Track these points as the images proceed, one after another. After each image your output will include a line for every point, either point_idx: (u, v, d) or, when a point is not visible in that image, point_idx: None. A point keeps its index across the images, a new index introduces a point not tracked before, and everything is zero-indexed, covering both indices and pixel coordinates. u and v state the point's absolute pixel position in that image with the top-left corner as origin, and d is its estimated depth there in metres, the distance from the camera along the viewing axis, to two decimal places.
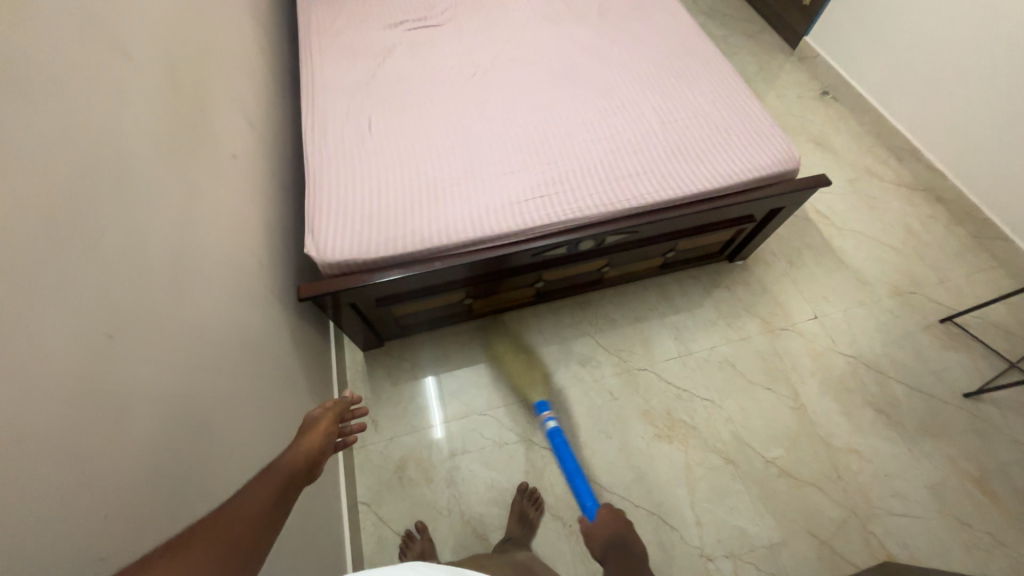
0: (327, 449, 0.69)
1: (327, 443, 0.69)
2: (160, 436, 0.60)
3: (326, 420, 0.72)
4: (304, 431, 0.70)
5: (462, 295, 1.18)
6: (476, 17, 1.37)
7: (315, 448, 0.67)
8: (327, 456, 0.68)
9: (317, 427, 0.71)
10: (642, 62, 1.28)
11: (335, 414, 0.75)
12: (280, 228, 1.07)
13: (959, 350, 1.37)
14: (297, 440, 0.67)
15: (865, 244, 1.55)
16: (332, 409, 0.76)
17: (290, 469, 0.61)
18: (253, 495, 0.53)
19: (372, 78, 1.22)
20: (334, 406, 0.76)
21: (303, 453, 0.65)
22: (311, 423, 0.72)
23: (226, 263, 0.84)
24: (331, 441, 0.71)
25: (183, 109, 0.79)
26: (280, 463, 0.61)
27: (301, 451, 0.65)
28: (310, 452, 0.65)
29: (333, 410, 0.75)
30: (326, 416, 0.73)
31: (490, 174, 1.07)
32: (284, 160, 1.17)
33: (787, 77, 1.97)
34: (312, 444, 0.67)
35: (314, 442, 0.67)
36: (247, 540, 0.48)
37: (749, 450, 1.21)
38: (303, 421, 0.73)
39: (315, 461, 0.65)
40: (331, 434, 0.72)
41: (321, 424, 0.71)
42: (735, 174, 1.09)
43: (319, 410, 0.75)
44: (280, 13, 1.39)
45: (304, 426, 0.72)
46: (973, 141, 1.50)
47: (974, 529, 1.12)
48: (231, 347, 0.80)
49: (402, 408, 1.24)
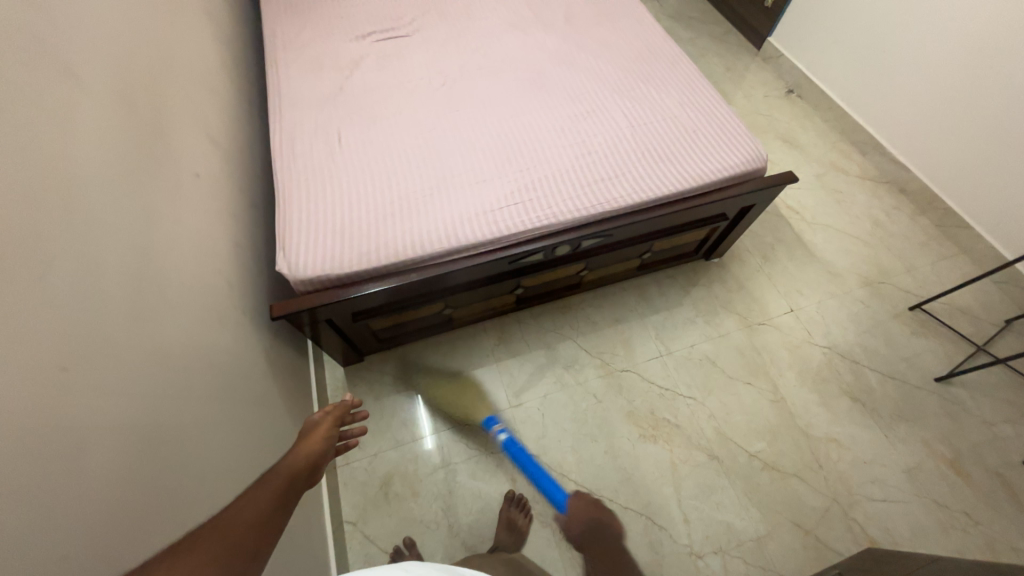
0: (328, 452, 0.71)
1: (327, 447, 0.70)
2: (125, 464, 0.58)
3: (326, 424, 0.73)
4: (304, 436, 0.71)
5: (441, 305, 1.17)
6: (444, 26, 1.38)
7: (315, 452, 0.68)
8: (327, 460, 0.69)
9: (317, 432, 0.72)
10: (609, 67, 1.30)
11: (335, 418, 0.76)
12: (251, 246, 1.05)
13: (928, 336, 1.41)
14: (296, 444, 0.68)
15: (834, 237, 1.60)
16: (333, 413, 0.77)
17: (289, 473, 0.62)
18: (250, 504, 0.53)
19: (340, 90, 1.21)
20: (334, 410, 0.77)
21: (303, 457, 0.66)
22: (310, 427, 0.73)
23: (193, 284, 0.82)
24: (332, 445, 0.72)
25: (138, 127, 0.77)
26: (279, 467, 0.62)
27: (301, 455, 0.66)
28: (310, 456, 0.66)
29: (333, 414, 0.76)
30: (326, 420, 0.74)
31: (463, 183, 1.07)
32: (253, 177, 1.15)
33: (753, 77, 2.02)
34: (311, 448, 0.68)
35: (314, 447, 0.68)
36: (251, 543, 0.48)
37: (733, 445, 1.22)
38: (303, 426, 0.74)
39: (317, 464, 0.67)
40: (331, 438, 0.73)
41: (320, 429, 0.72)
42: (704, 174, 1.11)
43: (319, 415, 0.76)
44: (243, 28, 1.38)
45: (304, 431, 0.72)
46: (931, 133, 1.56)
47: (950, 510, 1.16)
48: (200, 371, 0.78)
49: (385, 423, 1.22)
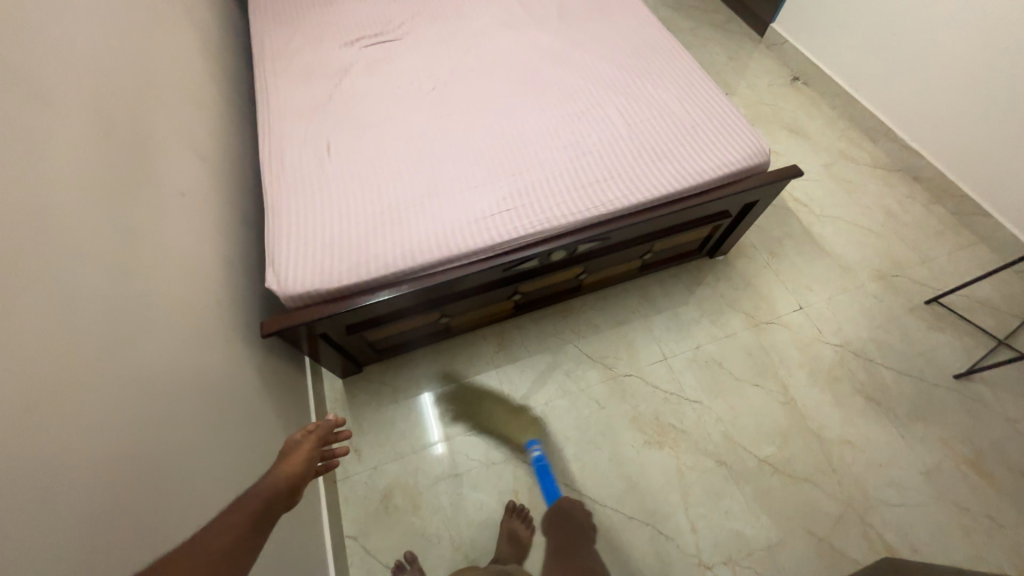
0: (305, 477, 0.66)
1: (305, 473, 0.66)
2: (107, 494, 0.56)
3: (308, 445, 0.69)
4: (283, 458, 0.67)
5: (437, 314, 1.15)
6: (435, 28, 1.35)
7: (289, 482, 0.63)
8: (303, 487, 0.65)
9: (296, 455, 0.67)
10: (604, 63, 1.26)
11: (316, 439, 0.71)
12: (242, 262, 1.04)
13: (946, 330, 1.35)
14: (271, 471, 0.63)
15: (845, 230, 1.54)
16: (315, 432, 0.73)
17: (257, 509, 0.56)
18: (203, 549, 0.48)
19: (330, 98, 1.19)
20: (317, 430, 0.73)
21: (278, 485, 0.61)
22: (291, 449, 0.69)
23: (178, 306, 0.80)
24: (312, 469, 0.68)
25: (116, 147, 0.75)
26: (248, 499, 0.57)
27: (273, 485, 0.61)
28: (285, 486, 0.62)
29: (315, 434, 0.72)
30: (307, 440, 0.70)
31: (454, 190, 1.04)
32: (243, 191, 1.14)
33: (757, 65, 1.96)
34: (288, 473, 0.64)
35: (291, 473, 0.64)
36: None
37: (740, 449, 1.19)
38: (284, 445, 0.70)
39: (291, 494, 0.62)
40: (312, 462, 0.68)
41: (300, 452, 0.68)
42: (704, 172, 1.07)
43: (301, 434, 0.72)
44: (232, 39, 1.36)
45: (283, 453, 0.68)
46: (945, 117, 1.50)
47: (972, 513, 1.11)
48: (188, 394, 0.77)
49: (385, 435, 1.21)
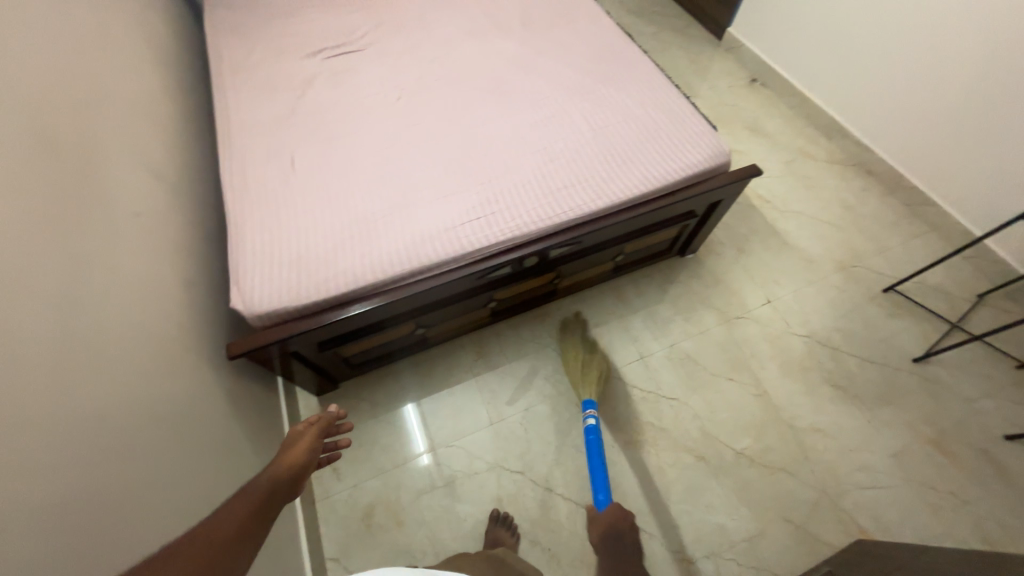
0: (310, 464, 0.70)
1: (310, 459, 0.70)
2: (60, 532, 0.53)
3: (309, 436, 0.72)
4: (286, 449, 0.70)
5: (411, 326, 1.13)
6: (399, 38, 1.34)
7: (295, 468, 0.67)
8: (308, 473, 0.69)
9: (300, 443, 0.71)
10: (568, 69, 1.27)
11: (319, 429, 0.76)
12: (206, 283, 1.01)
13: (904, 316, 1.41)
14: (276, 458, 0.67)
15: (807, 224, 1.60)
16: (316, 424, 0.76)
17: (266, 491, 0.60)
18: (222, 523, 0.52)
19: (292, 111, 1.17)
20: (318, 422, 0.77)
21: (281, 476, 0.64)
22: (293, 440, 0.72)
23: (135, 334, 0.77)
24: (313, 461, 0.71)
25: (61, 171, 0.71)
26: (256, 485, 0.60)
27: (280, 471, 0.65)
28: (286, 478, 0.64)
29: (316, 426, 0.75)
30: (309, 432, 0.73)
31: (423, 200, 1.03)
32: (205, 209, 1.11)
33: (717, 68, 2.02)
34: (290, 465, 0.67)
35: (295, 461, 0.68)
36: None
37: (718, 443, 1.21)
38: (287, 437, 0.74)
39: (296, 479, 0.66)
40: (315, 450, 0.72)
41: (304, 440, 0.72)
42: (668, 174, 1.09)
43: (303, 425, 0.76)
44: (187, 52, 1.32)
45: (287, 442, 0.73)
46: (893, 113, 1.58)
47: (936, 491, 1.16)
48: (149, 423, 0.74)
49: (364, 451, 1.18)
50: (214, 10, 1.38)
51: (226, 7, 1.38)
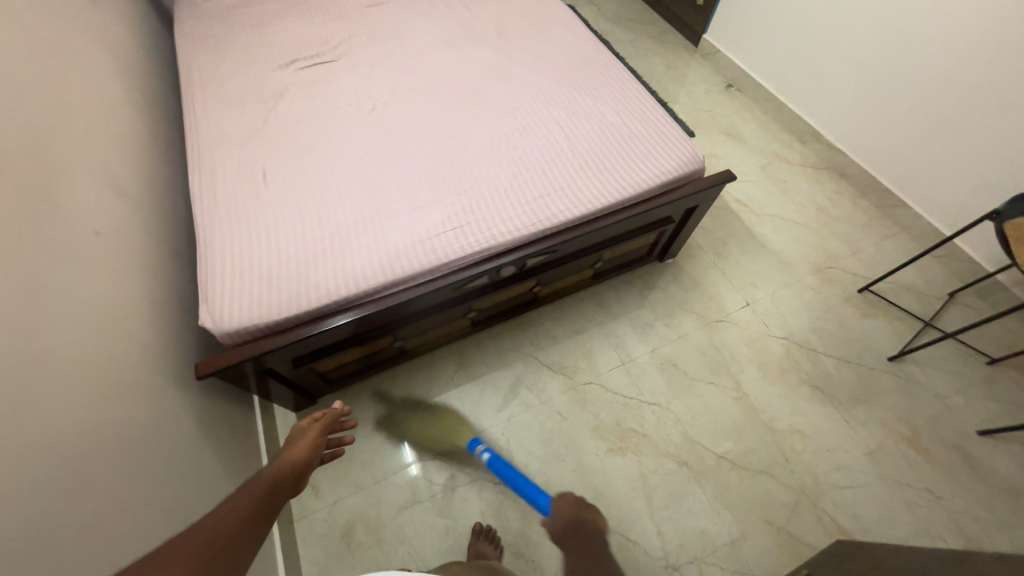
0: (316, 455, 0.79)
1: (315, 450, 0.79)
2: (19, 562, 0.51)
3: (315, 430, 0.82)
4: (294, 441, 0.79)
5: (389, 339, 1.12)
6: (373, 49, 1.34)
7: (303, 457, 0.76)
8: (314, 464, 0.77)
9: (306, 437, 0.81)
10: (544, 78, 1.28)
11: (323, 425, 0.85)
12: (173, 301, 0.99)
13: (878, 316, 1.44)
14: (287, 448, 0.77)
15: (783, 227, 1.62)
16: (321, 420, 0.85)
17: (277, 476, 0.68)
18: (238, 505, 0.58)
19: (264, 123, 1.15)
20: (323, 419, 0.87)
21: (294, 461, 0.74)
22: (301, 434, 0.81)
23: (96, 356, 0.74)
24: (320, 450, 0.80)
25: (5, 187, 0.68)
26: (270, 470, 0.68)
27: (290, 459, 0.74)
28: (301, 460, 0.75)
29: (320, 421, 0.84)
30: (315, 426, 0.82)
31: (397, 211, 1.02)
32: (173, 225, 1.08)
33: (693, 74, 2.05)
34: (300, 453, 0.76)
35: (303, 451, 0.77)
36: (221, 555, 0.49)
37: (700, 448, 1.22)
38: (295, 431, 0.83)
39: (304, 468, 0.74)
40: (320, 444, 0.81)
41: (309, 434, 0.81)
42: (643, 181, 1.10)
43: (308, 423, 0.86)
44: (156, 65, 1.30)
45: (295, 436, 0.82)
46: (863, 118, 1.61)
47: (912, 488, 1.18)
48: (113, 448, 0.71)
49: (343, 467, 1.16)
50: (184, 21, 1.36)
51: (197, 19, 1.36)
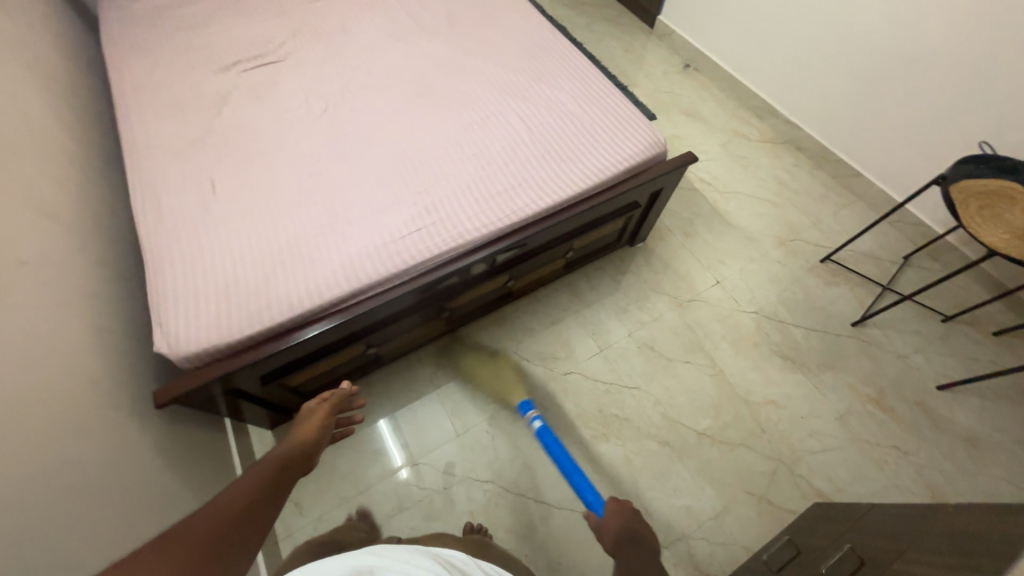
0: (324, 436, 0.83)
1: (323, 432, 0.83)
2: None
3: (324, 410, 0.87)
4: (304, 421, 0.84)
5: (362, 347, 1.09)
6: (319, 46, 1.28)
7: (312, 438, 0.80)
8: (323, 445, 0.82)
9: (314, 418, 0.85)
10: (499, 69, 1.25)
11: (330, 405, 0.89)
12: (121, 329, 0.93)
13: (841, 284, 1.49)
14: (297, 429, 0.81)
15: (746, 203, 1.65)
16: (328, 401, 0.90)
17: (289, 453, 0.72)
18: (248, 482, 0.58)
19: (207, 131, 1.09)
20: (330, 400, 0.91)
21: (304, 440, 0.78)
22: (310, 414, 0.86)
23: (43, 394, 0.70)
24: (329, 430, 0.85)
25: None
26: (280, 450, 0.72)
27: (301, 439, 0.78)
28: (311, 440, 0.79)
29: (328, 403, 0.89)
30: (322, 408, 0.87)
31: (358, 216, 0.99)
32: (113, 245, 1.01)
33: (651, 55, 2.05)
34: (311, 432, 0.82)
35: (313, 432, 0.82)
36: (240, 525, 0.50)
37: (680, 426, 1.24)
38: (304, 413, 0.88)
39: (314, 450, 0.78)
40: (328, 424, 0.86)
41: (317, 415, 0.85)
42: (606, 168, 1.09)
43: (315, 404, 0.89)
44: (83, 73, 1.21)
45: (304, 417, 0.87)
46: (814, 92, 1.66)
47: (881, 446, 1.23)
48: (69, 489, 0.67)
49: (325, 481, 1.14)
50: (110, 25, 1.26)
51: (124, 22, 1.27)
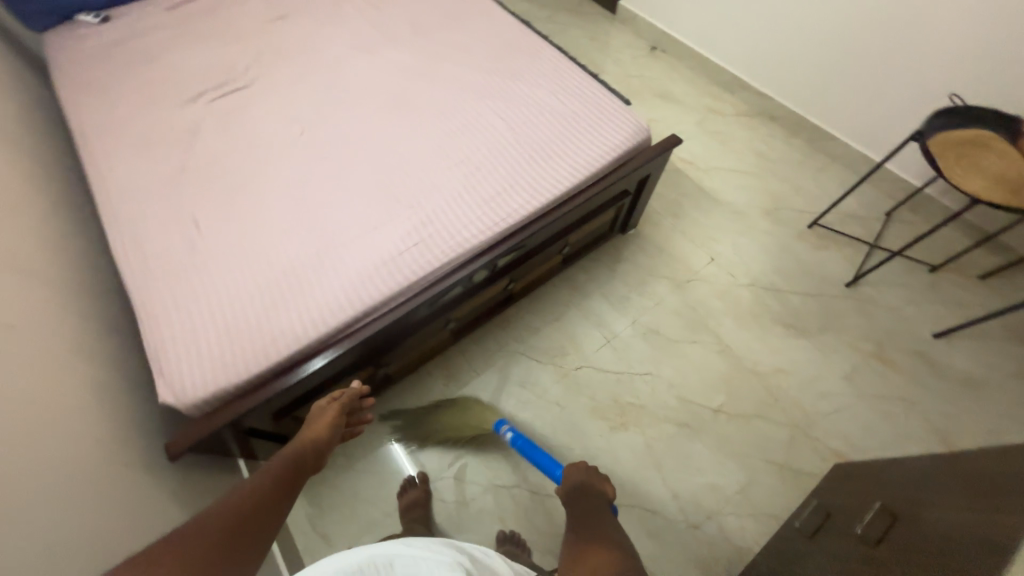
0: (333, 438, 0.85)
1: (333, 434, 0.84)
2: None
3: (334, 409, 0.86)
4: (314, 421, 0.85)
5: (370, 368, 1.06)
6: (284, 67, 1.24)
7: (320, 441, 0.82)
8: (332, 445, 0.84)
9: (322, 419, 0.86)
10: (473, 71, 1.24)
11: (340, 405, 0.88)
12: (121, 385, 0.89)
13: (830, 247, 1.52)
14: (306, 430, 0.83)
15: (729, 178, 1.67)
16: (338, 401, 0.89)
17: (294, 459, 0.75)
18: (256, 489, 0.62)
19: (181, 168, 1.05)
20: (341, 399, 0.90)
21: (311, 443, 0.81)
22: (320, 413, 0.86)
23: (57, 463, 0.68)
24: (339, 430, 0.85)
25: None
26: (286, 456, 0.75)
27: (307, 444, 0.80)
28: (318, 443, 0.81)
29: (338, 403, 0.88)
30: (331, 408, 0.87)
31: (351, 237, 0.97)
32: (100, 297, 0.97)
33: (616, 42, 2.05)
34: (319, 434, 0.83)
35: (323, 433, 0.83)
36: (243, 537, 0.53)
37: (694, 406, 1.26)
38: (315, 411, 0.87)
39: (320, 454, 0.81)
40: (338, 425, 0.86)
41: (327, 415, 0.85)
42: (594, 160, 1.09)
43: (326, 402, 0.89)
44: (39, 121, 1.15)
45: (314, 415, 0.87)
46: (781, 61, 1.68)
47: (889, 399, 1.27)
48: (97, 557, 0.65)
49: (350, 508, 1.12)
50: (61, 68, 1.21)
51: (76, 63, 1.22)
